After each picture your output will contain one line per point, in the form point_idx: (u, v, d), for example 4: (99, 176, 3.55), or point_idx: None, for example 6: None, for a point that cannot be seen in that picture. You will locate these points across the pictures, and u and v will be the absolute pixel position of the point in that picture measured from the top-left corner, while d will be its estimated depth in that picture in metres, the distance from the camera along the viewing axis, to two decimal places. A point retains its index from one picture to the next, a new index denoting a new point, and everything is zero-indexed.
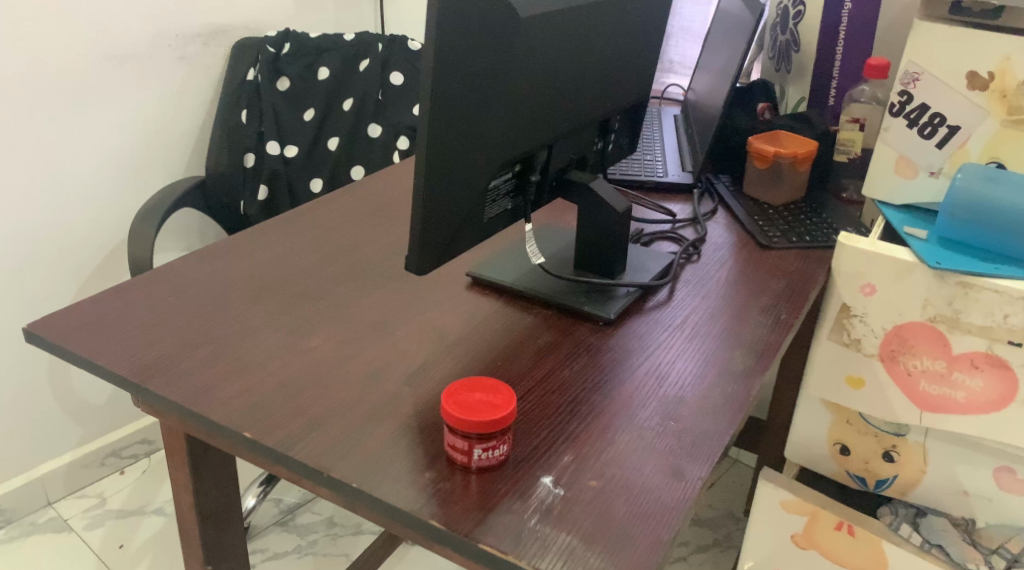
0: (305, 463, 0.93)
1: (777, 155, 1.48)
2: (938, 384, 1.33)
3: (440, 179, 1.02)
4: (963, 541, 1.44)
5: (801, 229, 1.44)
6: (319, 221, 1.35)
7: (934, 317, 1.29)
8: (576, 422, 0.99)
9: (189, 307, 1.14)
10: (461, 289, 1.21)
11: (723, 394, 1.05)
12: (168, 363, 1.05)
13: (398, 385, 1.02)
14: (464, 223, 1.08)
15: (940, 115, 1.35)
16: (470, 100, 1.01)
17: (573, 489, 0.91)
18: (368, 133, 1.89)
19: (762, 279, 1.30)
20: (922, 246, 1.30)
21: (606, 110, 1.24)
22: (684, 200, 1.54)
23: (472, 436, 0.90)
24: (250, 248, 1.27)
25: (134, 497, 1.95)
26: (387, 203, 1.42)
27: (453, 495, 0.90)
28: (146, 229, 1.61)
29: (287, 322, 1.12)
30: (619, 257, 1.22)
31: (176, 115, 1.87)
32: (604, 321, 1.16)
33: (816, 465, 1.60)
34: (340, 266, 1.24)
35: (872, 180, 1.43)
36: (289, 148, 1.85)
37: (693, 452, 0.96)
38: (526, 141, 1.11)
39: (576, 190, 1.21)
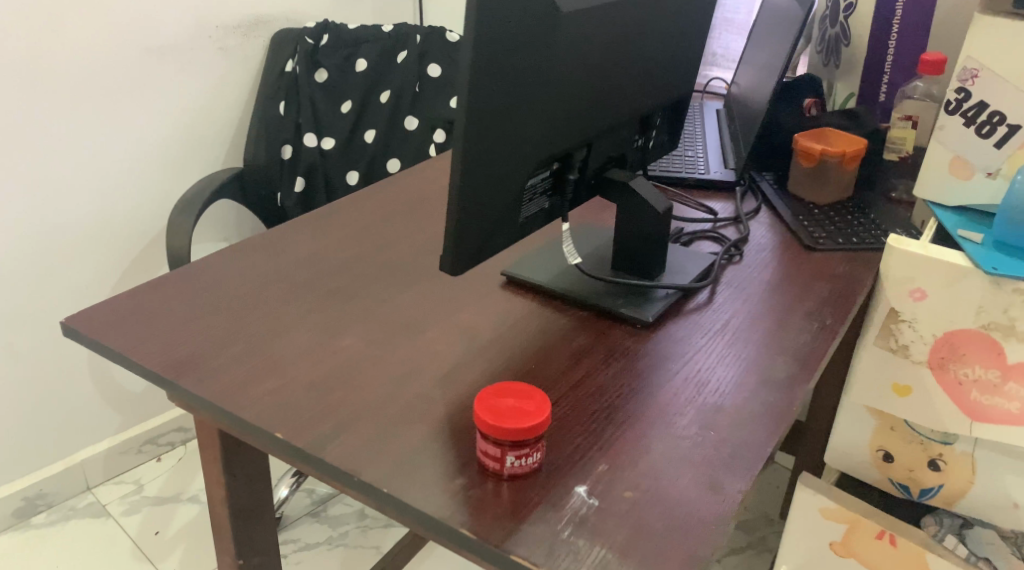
0: (334, 466, 0.91)
1: (824, 154, 1.43)
2: (990, 395, 1.30)
3: (477, 178, 0.99)
4: (1010, 554, 1.54)
5: (847, 230, 1.39)
6: (354, 216, 1.34)
7: (988, 325, 1.27)
8: (611, 430, 0.96)
9: (223, 302, 1.12)
10: (497, 287, 1.18)
11: (763, 403, 1.01)
12: (200, 359, 1.03)
13: (430, 387, 1.00)
14: (500, 222, 1.05)
15: (999, 114, 1.30)
16: (508, 99, 0.98)
17: (607, 500, 0.88)
18: (404, 126, 1.86)
19: (807, 282, 1.26)
20: (976, 250, 1.27)
21: (647, 107, 1.21)
22: (726, 198, 1.50)
23: (505, 443, 0.87)
24: (284, 243, 1.25)
25: (171, 483, 1.95)
26: (423, 199, 1.40)
27: (485, 502, 0.87)
28: (185, 221, 1.60)
29: (320, 320, 1.10)
30: (657, 257, 1.19)
31: (215, 106, 1.86)
32: (642, 324, 1.13)
33: (858, 473, 1.65)
34: (375, 263, 1.22)
35: (924, 180, 1.39)
36: (326, 141, 1.84)
37: (732, 463, 0.92)
38: (565, 139, 1.08)
39: (616, 189, 1.18)
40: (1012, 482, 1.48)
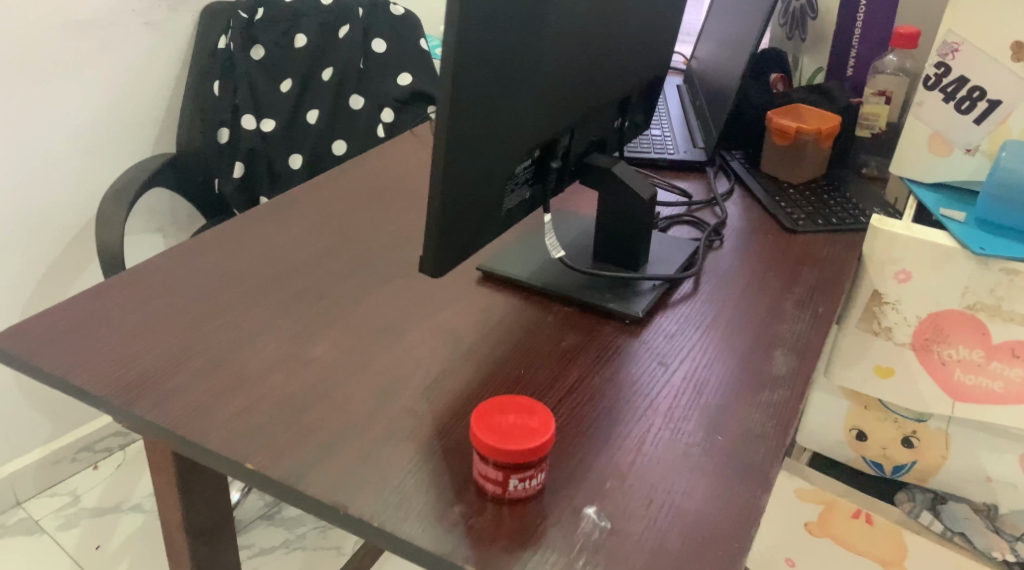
0: (317, 498, 0.82)
1: (800, 132, 1.37)
2: (975, 374, 1.30)
3: (460, 172, 0.92)
4: (986, 529, 1.51)
5: (825, 211, 1.34)
6: (312, 208, 1.24)
7: (974, 305, 1.25)
8: (615, 440, 0.89)
9: (176, 310, 1.02)
10: (473, 285, 1.10)
11: (768, 400, 0.95)
12: (154, 379, 0.93)
13: (415, 401, 0.92)
14: (484, 218, 0.98)
15: (979, 89, 1.26)
16: (493, 87, 0.91)
17: (621, 521, 0.81)
18: (349, 105, 1.74)
19: (793, 266, 1.20)
20: (961, 230, 1.23)
21: (627, 86, 1.14)
22: (697, 178, 1.44)
23: (507, 466, 0.80)
24: (236, 240, 1.15)
25: (111, 492, 1.83)
26: (384, 188, 1.31)
27: (489, 533, 0.80)
28: (117, 211, 1.47)
29: (287, 328, 1.00)
30: (642, 247, 1.12)
31: (144, 86, 1.73)
32: (631, 319, 1.06)
33: (832, 452, 1.62)
34: (339, 261, 1.12)
35: (901, 158, 1.35)
36: (267, 123, 1.71)
37: (746, 472, 0.87)
38: (550, 127, 1.00)
39: (598, 176, 1.11)
40: (987, 459, 1.46)
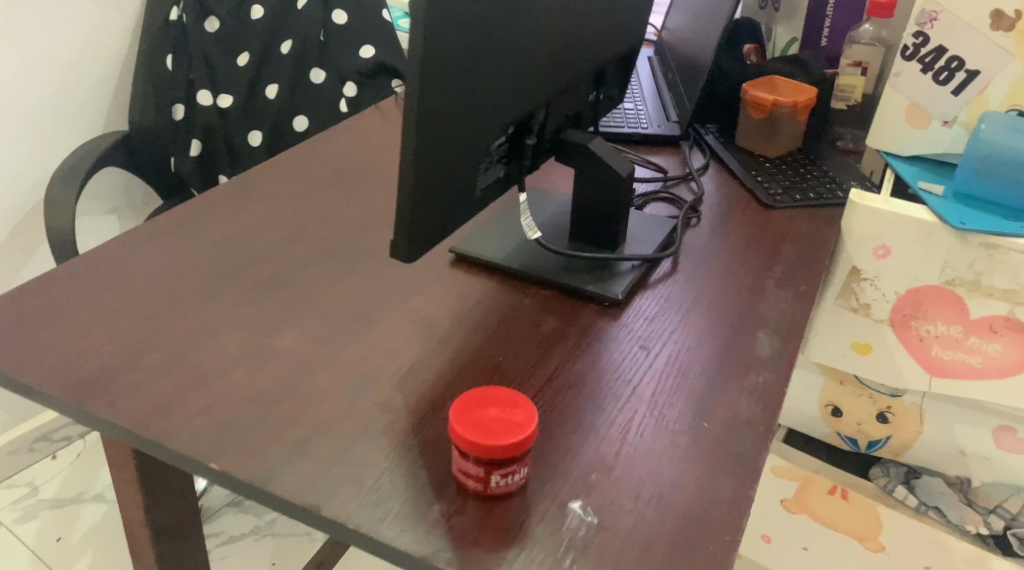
0: (289, 501, 0.79)
1: (777, 104, 1.34)
2: (953, 350, 1.29)
3: (434, 150, 0.87)
4: (961, 502, 1.50)
5: (803, 185, 1.30)
6: (275, 189, 1.18)
7: (953, 281, 1.23)
8: (598, 430, 0.86)
9: (132, 301, 0.97)
10: (445, 269, 1.06)
11: (753, 383, 0.93)
12: (110, 376, 0.88)
13: (388, 394, 0.88)
14: (457, 199, 0.94)
15: (958, 59, 1.24)
16: (466, 62, 0.86)
17: (609, 516, 0.79)
18: (311, 80, 1.66)
19: (773, 242, 1.17)
20: (941, 204, 1.20)
21: (603, 58, 1.09)
22: (672, 153, 1.40)
23: (489, 462, 0.77)
24: (193, 225, 1.09)
25: (71, 483, 1.77)
26: (350, 167, 1.26)
27: (472, 532, 0.77)
28: (67, 193, 1.39)
29: (251, 318, 0.96)
30: (619, 227, 1.09)
31: (90, 60, 1.65)
32: (610, 302, 1.03)
33: (808, 428, 1.61)
34: (303, 246, 1.07)
35: (877, 129, 1.32)
36: (223, 98, 1.62)
37: (735, 460, 0.84)
38: (525, 102, 0.96)
39: (574, 153, 1.07)
40: (962, 432, 1.46)
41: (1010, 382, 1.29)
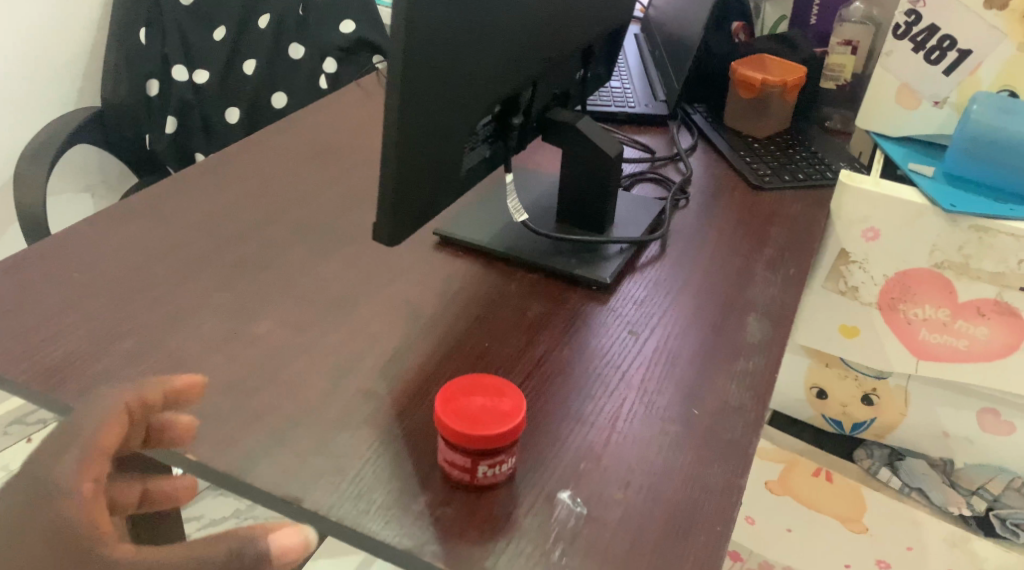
0: (269, 492, 0.76)
1: (766, 83, 1.32)
2: (941, 334, 1.29)
3: (416, 132, 0.85)
4: (944, 484, 1.50)
5: (792, 165, 1.28)
6: (251, 167, 1.15)
7: (941, 263, 1.22)
8: (586, 419, 0.84)
9: (104, 284, 0.94)
10: (429, 252, 1.03)
11: (743, 370, 0.91)
12: (81, 363, 0.85)
13: (371, 381, 0.86)
14: (442, 179, 0.92)
15: (950, 38, 1.22)
16: (451, 38, 0.83)
17: (598, 506, 0.77)
18: (289, 55, 1.63)
19: (762, 224, 1.15)
20: (930, 186, 1.18)
21: (592, 35, 1.07)
22: (659, 132, 1.37)
23: (476, 452, 0.75)
24: (168, 206, 1.06)
25: None
26: (328, 145, 1.22)
27: (459, 523, 0.75)
28: (37, 172, 1.35)
29: (227, 303, 0.93)
30: (607, 208, 1.07)
31: (60, 34, 1.60)
32: (598, 286, 1.01)
33: (793, 411, 1.61)
34: (281, 227, 1.05)
35: (868, 110, 1.30)
36: (199, 73, 1.58)
37: (725, 449, 0.82)
38: (512, 80, 0.94)
39: (561, 132, 1.04)
40: (946, 414, 1.46)
41: (998, 367, 1.29)
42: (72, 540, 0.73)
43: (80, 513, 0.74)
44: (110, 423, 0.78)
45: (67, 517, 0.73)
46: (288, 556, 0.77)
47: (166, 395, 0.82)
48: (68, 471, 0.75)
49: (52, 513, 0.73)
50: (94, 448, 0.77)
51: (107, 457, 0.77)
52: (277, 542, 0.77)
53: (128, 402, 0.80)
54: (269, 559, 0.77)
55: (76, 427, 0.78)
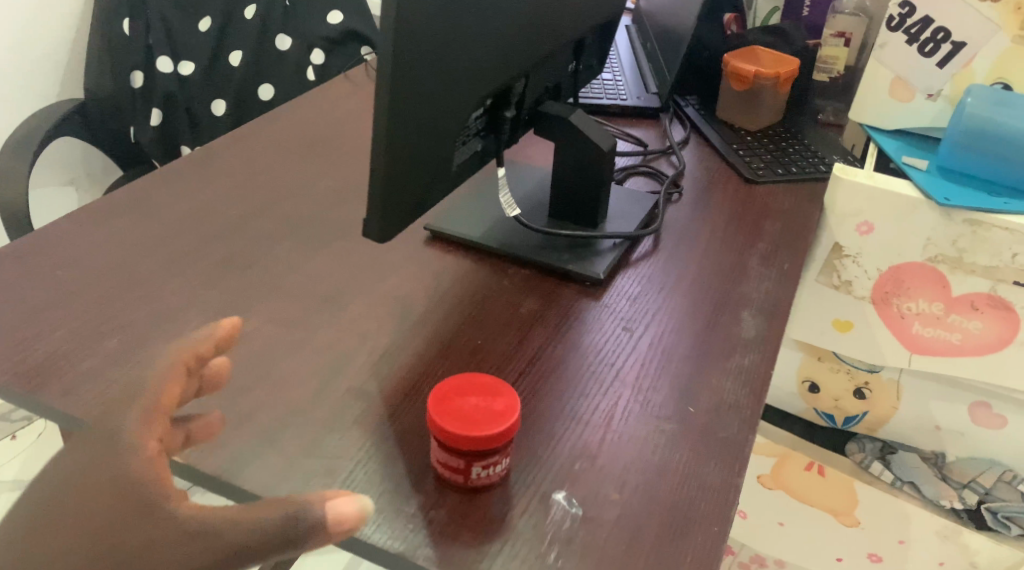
0: (258, 494, 0.75)
1: (759, 76, 1.30)
2: (934, 327, 1.29)
3: (406, 126, 0.83)
4: (935, 477, 1.49)
5: (785, 158, 1.27)
6: (238, 161, 1.13)
7: (936, 257, 1.22)
8: (580, 418, 0.83)
9: (88, 281, 0.92)
10: (419, 247, 1.02)
11: (738, 366, 0.90)
12: (64, 362, 0.83)
13: (362, 380, 0.84)
14: (433, 174, 0.90)
15: (944, 30, 1.21)
16: (443, 30, 0.82)
17: (594, 507, 0.76)
18: (276, 46, 1.60)
19: (756, 218, 1.14)
20: (924, 178, 1.17)
21: (585, 27, 1.05)
22: (651, 125, 1.36)
23: (470, 453, 0.74)
24: (152, 200, 1.04)
25: (29, 465, 1.67)
26: (315, 138, 1.21)
27: (453, 526, 0.74)
28: (18, 166, 1.32)
29: (214, 300, 0.91)
30: (600, 203, 1.05)
31: (41, 25, 1.57)
32: (592, 281, 0.99)
33: (785, 404, 1.61)
34: (268, 222, 1.03)
35: (861, 102, 1.29)
36: (185, 66, 1.55)
37: (721, 447, 0.81)
38: (504, 73, 0.92)
39: (553, 125, 1.03)
40: (937, 408, 1.45)
41: (990, 360, 1.29)
42: (133, 495, 0.68)
43: (142, 466, 0.69)
44: (169, 375, 0.73)
45: (129, 471, 0.68)
46: (345, 526, 0.68)
47: (217, 344, 0.77)
48: (129, 426, 0.71)
49: (113, 467, 0.69)
50: (151, 404, 0.72)
51: (165, 412, 0.71)
52: (333, 510, 0.68)
53: (181, 355, 0.75)
54: (324, 529, 0.67)
55: (135, 383, 0.73)
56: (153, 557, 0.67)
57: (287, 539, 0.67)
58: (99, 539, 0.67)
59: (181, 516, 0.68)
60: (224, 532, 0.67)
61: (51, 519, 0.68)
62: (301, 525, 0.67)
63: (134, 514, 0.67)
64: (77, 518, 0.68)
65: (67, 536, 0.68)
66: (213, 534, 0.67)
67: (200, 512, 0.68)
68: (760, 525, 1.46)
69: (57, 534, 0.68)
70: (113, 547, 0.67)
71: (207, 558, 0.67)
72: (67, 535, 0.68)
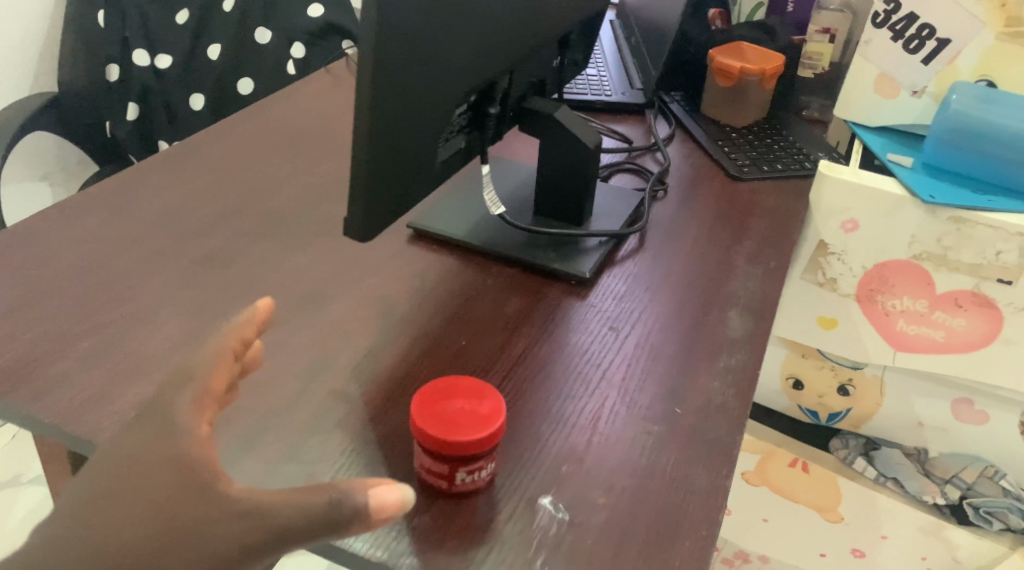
0: None
1: (744, 72, 1.30)
2: (918, 325, 1.29)
3: (388, 123, 0.82)
4: (918, 473, 1.48)
5: (770, 155, 1.26)
6: (217, 157, 1.11)
7: (921, 255, 1.21)
8: (566, 420, 0.82)
9: (61, 280, 0.90)
10: (402, 246, 1.01)
11: (724, 366, 0.89)
12: (37, 364, 0.82)
13: (343, 382, 0.83)
14: (415, 172, 0.89)
15: (929, 27, 1.19)
16: (425, 25, 0.80)
17: (581, 511, 0.75)
18: (255, 40, 1.57)
19: (741, 216, 1.13)
20: (909, 175, 1.16)
21: (570, 21, 1.04)
22: (636, 120, 1.35)
23: (455, 458, 0.73)
24: (128, 197, 1.02)
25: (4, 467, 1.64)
26: (297, 133, 1.19)
27: (438, 532, 0.73)
28: None
29: (191, 300, 0.89)
30: (585, 201, 1.04)
31: (15, 16, 1.54)
32: (577, 280, 0.98)
33: (769, 400, 1.61)
34: (247, 219, 1.01)
35: (846, 99, 1.28)
36: (161, 59, 1.53)
37: (709, 449, 0.81)
38: (488, 68, 0.91)
39: (538, 122, 1.02)
40: (920, 404, 1.46)
41: (975, 358, 1.29)
42: (190, 475, 0.66)
43: (198, 448, 0.67)
44: (219, 360, 0.71)
45: (181, 453, 0.67)
46: (387, 513, 0.66)
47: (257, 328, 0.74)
48: (181, 411, 0.69)
49: (166, 449, 0.67)
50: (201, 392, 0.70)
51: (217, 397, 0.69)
52: (375, 497, 0.66)
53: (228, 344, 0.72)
54: (366, 516, 0.65)
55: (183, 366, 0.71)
56: (207, 536, 0.65)
57: (330, 523, 0.65)
58: (151, 519, 0.65)
59: (234, 496, 0.66)
60: (274, 511, 0.65)
61: (103, 498, 0.66)
62: (343, 510, 0.65)
63: (189, 494, 0.66)
64: (130, 497, 0.66)
65: (118, 517, 0.66)
66: (264, 515, 0.65)
67: (252, 493, 0.66)
68: (745, 520, 1.44)
69: (109, 514, 0.66)
70: (167, 525, 0.65)
71: (258, 539, 0.65)
72: (118, 516, 0.65)
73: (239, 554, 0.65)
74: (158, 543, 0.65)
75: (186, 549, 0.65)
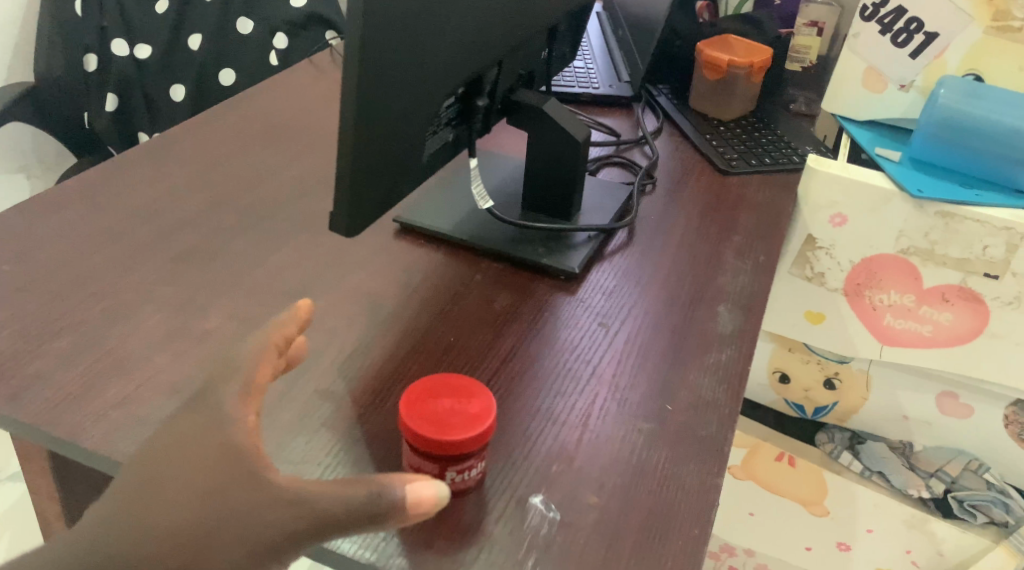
0: None
1: (732, 64, 1.29)
2: (905, 319, 1.29)
3: (374, 117, 0.80)
4: (904, 467, 1.48)
5: (758, 149, 1.26)
6: (197, 150, 1.10)
7: (907, 250, 1.21)
8: (555, 418, 0.81)
9: (39, 276, 0.88)
10: (388, 240, 0.99)
11: (713, 363, 0.88)
12: (14, 362, 0.80)
13: (329, 380, 0.82)
14: (402, 166, 0.87)
15: (917, 20, 1.19)
16: (412, 17, 0.79)
17: (572, 511, 0.74)
18: (237, 30, 1.54)
19: (730, 210, 1.13)
20: (897, 170, 1.16)
21: (558, 13, 1.02)
22: (624, 113, 1.34)
23: (444, 458, 0.72)
24: (107, 191, 1.00)
25: None
26: (280, 125, 1.17)
27: (427, 533, 0.72)
28: None
29: (173, 297, 0.88)
30: (573, 195, 1.03)
31: None
32: (566, 275, 0.97)
33: (756, 394, 1.61)
34: (230, 214, 0.99)
35: (834, 93, 1.28)
36: (141, 48, 1.51)
37: (699, 448, 0.80)
38: (477, 60, 0.89)
39: (526, 115, 1.00)
40: (906, 398, 1.46)
41: (962, 351, 1.28)
42: (237, 458, 0.65)
43: (230, 438, 0.66)
44: (258, 355, 0.70)
45: (217, 441, 0.65)
46: (423, 509, 0.64)
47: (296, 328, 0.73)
48: (228, 402, 0.67)
49: (206, 436, 0.66)
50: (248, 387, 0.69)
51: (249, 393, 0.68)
52: (412, 492, 0.65)
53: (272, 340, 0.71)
54: (403, 509, 0.64)
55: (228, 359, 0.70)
56: (257, 523, 0.63)
57: (371, 515, 0.64)
58: (201, 502, 0.64)
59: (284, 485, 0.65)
60: (321, 500, 0.64)
61: (154, 481, 0.65)
62: (383, 502, 0.64)
63: (238, 481, 0.64)
64: (179, 479, 0.64)
65: (167, 500, 0.64)
66: (312, 504, 0.64)
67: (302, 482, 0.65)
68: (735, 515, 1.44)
69: (159, 497, 0.64)
70: (216, 507, 0.63)
71: (303, 527, 0.64)
72: (167, 498, 0.64)
73: (286, 539, 0.64)
74: (206, 528, 0.63)
75: (236, 534, 0.63)
